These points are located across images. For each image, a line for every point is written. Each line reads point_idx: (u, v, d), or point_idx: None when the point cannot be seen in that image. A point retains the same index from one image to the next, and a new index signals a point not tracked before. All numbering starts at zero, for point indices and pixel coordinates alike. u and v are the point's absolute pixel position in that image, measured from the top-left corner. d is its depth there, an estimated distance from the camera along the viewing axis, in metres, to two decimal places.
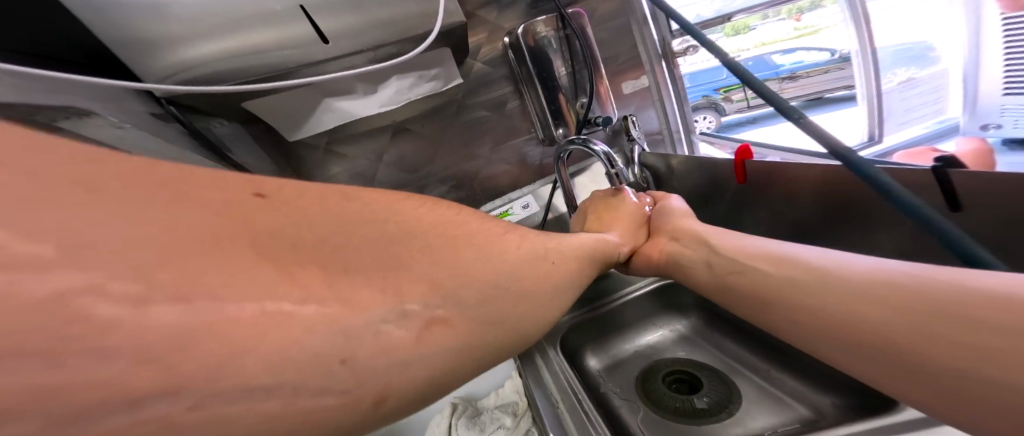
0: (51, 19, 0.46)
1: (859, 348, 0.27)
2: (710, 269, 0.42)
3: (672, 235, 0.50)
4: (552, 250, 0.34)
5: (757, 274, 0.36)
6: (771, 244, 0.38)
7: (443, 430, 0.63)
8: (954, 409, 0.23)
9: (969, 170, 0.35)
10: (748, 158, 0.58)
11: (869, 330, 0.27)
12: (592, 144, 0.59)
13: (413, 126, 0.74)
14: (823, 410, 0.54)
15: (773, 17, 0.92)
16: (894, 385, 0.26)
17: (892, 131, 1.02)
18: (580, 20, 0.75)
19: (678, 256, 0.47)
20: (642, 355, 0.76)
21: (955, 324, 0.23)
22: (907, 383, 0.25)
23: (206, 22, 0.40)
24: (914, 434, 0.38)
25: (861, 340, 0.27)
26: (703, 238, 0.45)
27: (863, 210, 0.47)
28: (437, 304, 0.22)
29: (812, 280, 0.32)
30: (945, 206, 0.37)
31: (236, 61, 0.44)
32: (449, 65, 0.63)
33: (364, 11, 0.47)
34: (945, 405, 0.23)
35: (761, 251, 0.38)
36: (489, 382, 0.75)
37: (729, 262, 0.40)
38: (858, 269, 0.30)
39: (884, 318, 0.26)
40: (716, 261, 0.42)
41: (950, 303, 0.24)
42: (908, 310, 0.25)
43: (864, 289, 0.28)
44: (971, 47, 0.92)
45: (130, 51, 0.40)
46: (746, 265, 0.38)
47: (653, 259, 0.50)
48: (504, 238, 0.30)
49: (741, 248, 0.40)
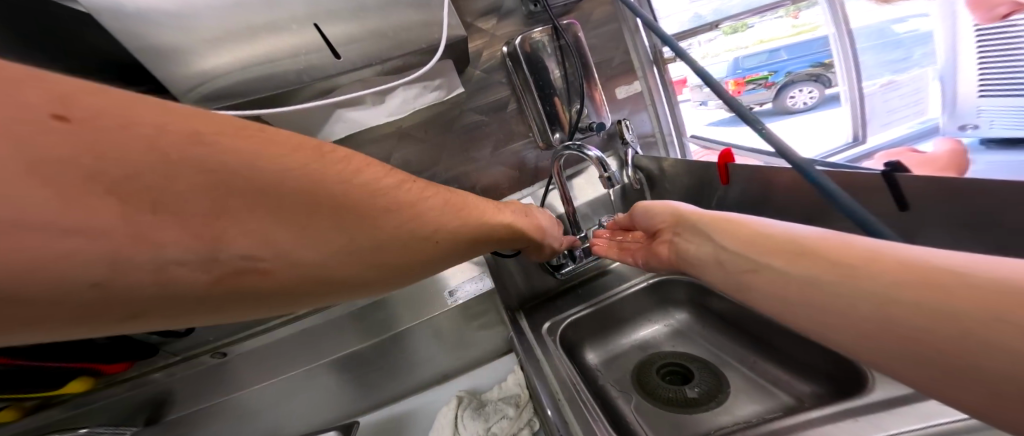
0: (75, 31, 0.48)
1: (851, 327, 0.27)
2: (720, 263, 0.41)
3: (674, 230, 0.51)
4: (449, 234, 0.33)
5: (774, 272, 0.34)
6: (782, 231, 0.36)
7: (450, 423, 0.67)
8: (944, 388, 0.22)
9: (913, 175, 0.38)
10: (731, 161, 0.61)
11: (887, 324, 0.25)
12: (586, 149, 0.63)
13: (417, 132, 0.78)
14: (803, 397, 0.58)
15: (772, 15, 1.03)
16: (919, 380, 0.23)
17: (875, 132, 1.07)
18: (573, 29, 0.79)
19: (686, 251, 0.48)
20: (637, 348, 0.79)
21: (966, 314, 0.21)
22: (939, 376, 0.22)
23: (223, 34, 0.44)
24: (876, 415, 0.42)
25: (853, 319, 0.27)
26: (706, 233, 0.45)
27: (826, 213, 0.50)
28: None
29: (812, 266, 0.31)
30: (895, 205, 0.41)
31: (247, 68, 0.46)
32: (452, 75, 0.67)
33: (368, 21, 0.50)
34: (978, 400, 0.20)
35: (771, 241, 0.36)
36: (493, 376, 0.79)
37: (742, 258, 0.38)
38: (859, 249, 0.29)
39: (911, 314, 0.23)
40: (725, 255, 0.40)
41: (941, 284, 0.23)
42: (898, 290, 0.24)
43: (861, 268, 0.27)
44: (949, 50, 0.93)
45: (154, 60, 0.43)
46: (761, 263, 0.35)
47: (665, 256, 0.53)
48: (457, 215, 0.35)
49: (752, 237, 0.38)
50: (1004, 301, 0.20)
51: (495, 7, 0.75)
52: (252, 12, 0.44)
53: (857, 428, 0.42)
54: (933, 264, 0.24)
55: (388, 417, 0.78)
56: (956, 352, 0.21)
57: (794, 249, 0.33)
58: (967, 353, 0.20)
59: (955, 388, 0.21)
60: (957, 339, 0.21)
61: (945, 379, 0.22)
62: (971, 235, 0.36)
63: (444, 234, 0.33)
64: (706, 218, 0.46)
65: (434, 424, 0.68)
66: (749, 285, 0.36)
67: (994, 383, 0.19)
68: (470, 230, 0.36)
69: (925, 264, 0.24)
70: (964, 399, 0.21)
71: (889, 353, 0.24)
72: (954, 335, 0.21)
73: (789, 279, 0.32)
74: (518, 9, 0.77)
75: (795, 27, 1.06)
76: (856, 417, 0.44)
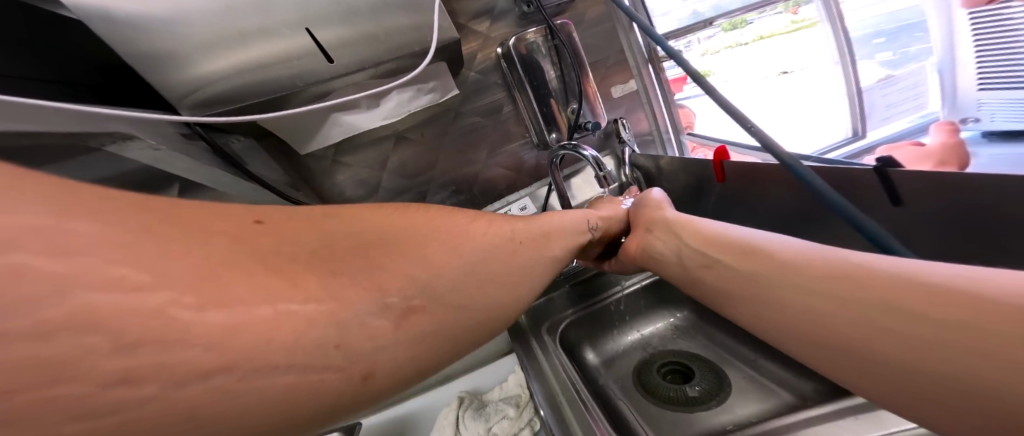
0: (70, 42, 0.46)
1: (796, 328, 0.29)
2: (681, 264, 0.42)
3: (647, 227, 0.51)
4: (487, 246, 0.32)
5: (726, 269, 0.36)
6: (750, 237, 0.37)
7: (451, 423, 0.69)
8: (884, 392, 0.24)
9: (905, 169, 0.38)
10: (726, 158, 0.62)
11: (839, 331, 0.26)
12: (582, 149, 0.63)
13: (413, 134, 0.78)
14: (805, 395, 0.57)
15: (772, 11, 0.99)
16: (863, 384, 0.25)
17: (876, 127, 1.10)
18: (567, 29, 0.79)
19: (652, 249, 0.48)
20: (638, 347, 0.79)
21: (924, 322, 0.22)
22: (878, 380, 0.24)
23: (218, 39, 0.43)
24: (871, 416, 0.43)
25: (806, 323, 0.28)
26: (674, 231, 0.46)
27: (819, 211, 0.50)
28: (411, 295, 0.24)
29: (763, 264, 0.33)
30: (887, 200, 0.40)
31: (242, 74, 0.47)
32: (445, 77, 0.68)
33: (359, 24, 0.49)
34: (910, 399, 0.22)
35: (736, 245, 0.37)
36: (493, 375, 0.81)
37: (702, 256, 0.40)
38: (832, 259, 0.29)
39: (871, 320, 0.24)
40: (685, 254, 0.42)
41: (890, 287, 0.24)
42: (868, 297, 0.25)
43: (821, 273, 0.28)
44: (946, 46, 0.98)
45: (149, 66, 0.42)
46: (717, 260, 0.38)
47: (631, 253, 0.52)
48: (472, 227, 0.33)
49: (716, 240, 0.39)
50: (955, 306, 0.21)
51: (488, 9, 0.75)
52: (242, 16, 0.43)
53: (857, 427, 0.42)
54: (883, 265, 0.26)
55: (394, 418, 0.79)
56: (862, 344, 0.24)
57: (756, 255, 0.34)
58: (915, 359, 0.22)
59: (865, 379, 0.25)
60: (874, 334, 0.24)
61: (852, 368, 0.25)
62: (961, 233, 0.36)
63: (521, 231, 0.37)
64: (677, 218, 0.47)
65: (437, 425, 0.70)
66: (718, 288, 0.37)
67: (906, 378, 0.22)
68: (486, 225, 0.34)
69: (892, 274, 0.25)
70: (897, 401, 0.23)
71: (832, 355, 0.26)
72: (903, 339, 0.22)
73: (748, 275, 0.34)
74: (512, 10, 0.77)
75: (794, 23, 1.04)
76: (855, 416, 0.44)
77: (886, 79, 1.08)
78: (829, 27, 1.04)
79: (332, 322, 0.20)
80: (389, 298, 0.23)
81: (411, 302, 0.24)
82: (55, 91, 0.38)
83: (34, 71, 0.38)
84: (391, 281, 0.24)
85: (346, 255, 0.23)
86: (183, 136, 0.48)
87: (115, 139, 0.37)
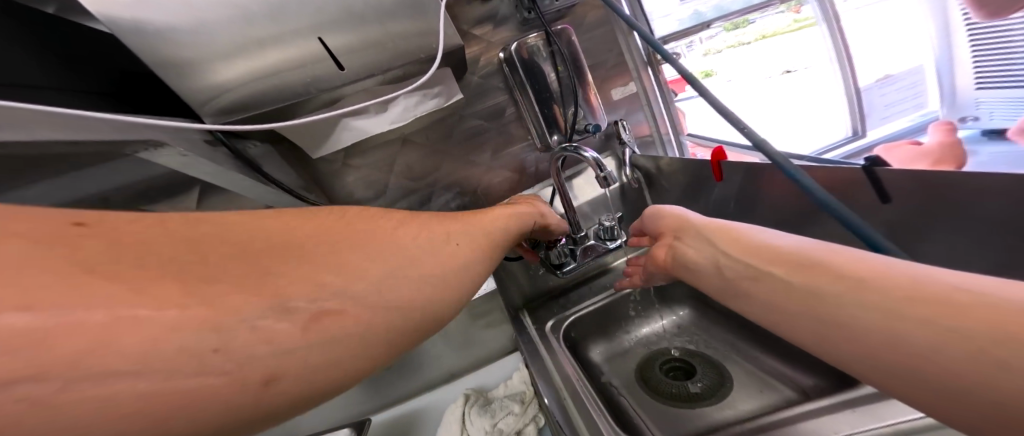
0: (100, 56, 0.49)
1: (835, 331, 0.28)
2: (721, 273, 0.41)
3: (675, 235, 0.52)
4: (436, 249, 0.30)
5: (775, 280, 0.35)
6: (782, 243, 0.37)
7: (458, 419, 0.70)
8: (937, 406, 0.23)
9: (891, 168, 0.40)
10: (723, 159, 0.63)
11: (885, 343, 0.25)
12: (584, 151, 0.65)
13: (417, 138, 0.80)
14: (806, 389, 0.58)
15: (774, 11, 1.02)
16: (912, 397, 0.24)
17: (875, 126, 1.10)
18: (567, 34, 0.81)
19: (682, 256, 0.48)
20: (642, 344, 0.81)
21: (962, 339, 0.22)
22: (927, 396, 0.23)
23: (237, 49, 0.46)
24: (873, 406, 0.44)
25: (842, 320, 0.28)
26: (706, 238, 0.46)
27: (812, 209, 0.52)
28: (323, 297, 0.20)
29: (804, 273, 0.32)
30: (875, 197, 0.42)
31: (259, 81, 0.49)
32: (450, 83, 0.71)
33: (369, 32, 0.51)
34: (962, 417, 0.22)
35: (773, 252, 0.36)
36: (498, 372, 0.84)
37: (741, 266, 0.39)
38: (870, 268, 0.29)
39: (914, 331, 0.24)
40: (725, 264, 0.41)
41: (938, 298, 0.24)
42: (907, 308, 0.25)
43: (867, 279, 0.28)
44: (941, 44, 1.00)
45: (170, 73, 0.44)
46: (763, 270, 0.36)
47: (661, 261, 0.53)
48: (410, 230, 0.30)
49: (762, 242, 0.38)
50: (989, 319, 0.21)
51: (490, 15, 0.77)
52: (257, 26, 0.45)
53: (854, 419, 0.44)
54: (933, 278, 0.26)
55: (401, 416, 0.81)
56: (908, 356, 0.24)
57: (795, 260, 0.34)
58: (963, 376, 0.21)
59: (915, 394, 0.24)
60: (919, 349, 0.23)
61: (898, 381, 0.25)
62: (947, 228, 0.38)
63: (459, 235, 0.34)
64: (707, 224, 0.47)
65: (444, 422, 0.72)
66: (773, 299, 0.34)
67: (955, 396, 0.22)
68: (421, 229, 0.31)
69: (935, 286, 0.25)
70: (946, 414, 0.23)
71: (877, 367, 0.26)
72: (958, 357, 0.22)
73: (789, 287, 0.33)
74: (513, 17, 0.79)
75: (797, 21, 1.07)
76: (853, 408, 0.45)
77: (885, 79, 1.09)
78: (827, 29, 1.06)
79: (209, 327, 0.15)
80: (289, 307, 0.19)
81: (324, 306, 0.20)
82: (101, 101, 0.42)
83: (82, 85, 0.42)
84: (295, 286, 0.19)
85: (240, 260, 0.19)
86: (206, 142, 0.52)
87: (148, 146, 0.40)
